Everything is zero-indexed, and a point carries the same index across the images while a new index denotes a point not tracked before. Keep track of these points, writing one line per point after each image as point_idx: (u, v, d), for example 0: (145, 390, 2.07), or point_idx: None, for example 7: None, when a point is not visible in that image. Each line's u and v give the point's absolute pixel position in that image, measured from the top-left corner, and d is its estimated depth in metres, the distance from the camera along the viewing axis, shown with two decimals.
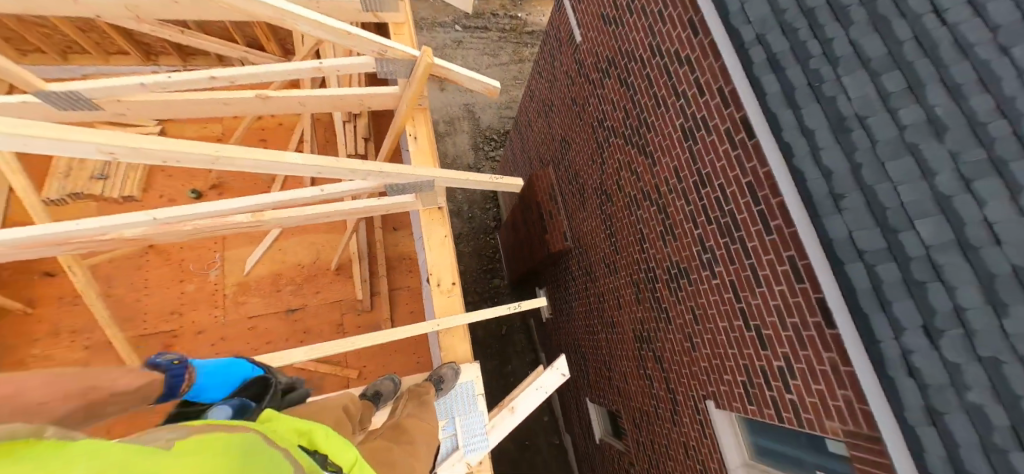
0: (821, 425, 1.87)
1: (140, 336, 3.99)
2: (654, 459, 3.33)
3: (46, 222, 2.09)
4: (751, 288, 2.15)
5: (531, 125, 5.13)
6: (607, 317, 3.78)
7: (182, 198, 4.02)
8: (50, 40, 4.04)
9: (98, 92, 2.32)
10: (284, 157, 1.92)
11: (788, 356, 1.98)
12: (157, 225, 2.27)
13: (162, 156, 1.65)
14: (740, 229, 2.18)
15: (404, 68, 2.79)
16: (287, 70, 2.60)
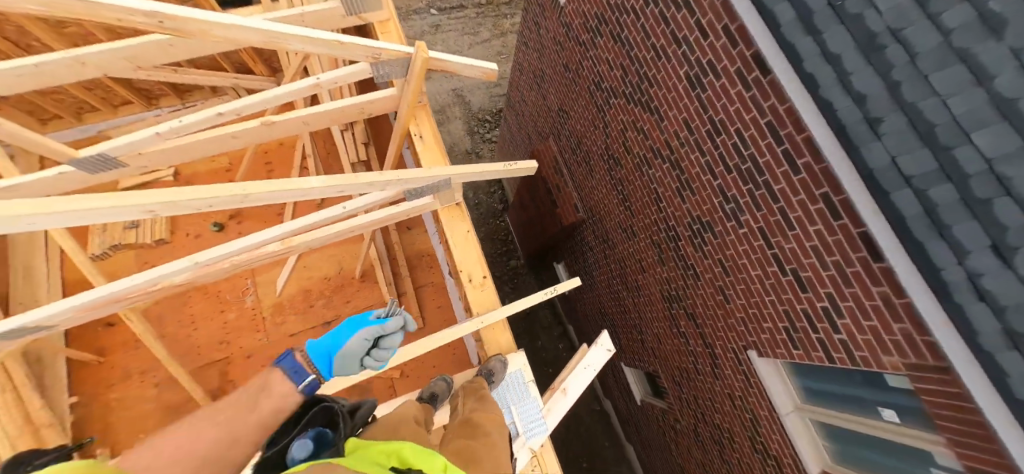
0: (878, 361, 1.83)
1: (199, 368, 4.31)
2: (701, 414, 3.40)
3: (110, 281, 2.32)
4: (783, 232, 2.11)
5: (524, 99, 5.01)
6: (632, 281, 3.80)
7: (207, 233, 4.61)
8: (63, 104, 4.18)
9: (120, 149, 2.40)
10: (305, 184, 1.96)
11: (832, 296, 1.94)
12: (199, 268, 2.39)
13: (195, 204, 1.70)
14: (764, 173, 2.14)
15: (400, 68, 2.62)
16: (285, 93, 2.58)
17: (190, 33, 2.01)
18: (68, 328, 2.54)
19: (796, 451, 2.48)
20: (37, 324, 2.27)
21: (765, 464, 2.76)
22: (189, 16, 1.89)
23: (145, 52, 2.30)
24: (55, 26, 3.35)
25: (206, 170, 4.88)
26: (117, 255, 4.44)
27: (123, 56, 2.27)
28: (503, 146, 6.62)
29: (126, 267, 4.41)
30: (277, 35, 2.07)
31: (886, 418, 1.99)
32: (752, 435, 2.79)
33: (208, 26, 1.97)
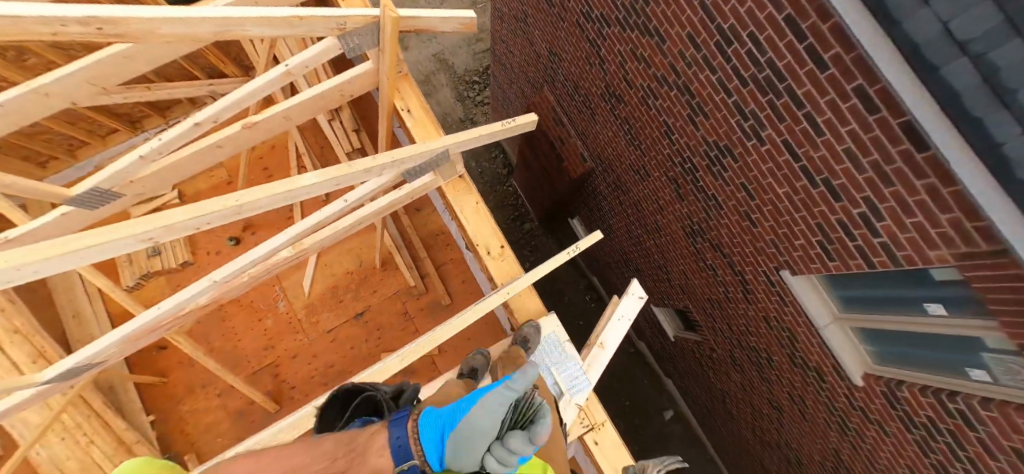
0: (923, 257, 1.79)
1: (251, 374, 4.50)
2: (736, 341, 3.44)
3: (142, 313, 2.37)
4: (811, 141, 2.02)
5: (510, 51, 4.85)
6: (651, 221, 3.77)
7: (226, 248, 4.73)
8: (53, 144, 4.15)
9: (111, 180, 2.44)
10: (298, 182, 1.96)
11: (872, 200, 1.89)
12: (220, 284, 2.43)
13: (191, 224, 1.70)
14: (786, 78, 2.00)
15: (370, 36, 2.53)
16: (260, 87, 2.51)
17: (135, 36, 1.79)
18: (124, 356, 2.69)
19: (838, 359, 2.51)
20: (92, 359, 2.41)
21: (806, 377, 2.81)
22: (135, 17, 1.70)
23: (105, 69, 2.19)
24: (15, 60, 3.32)
25: (207, 186, 4.95)
26: (149, 283, 4.60)
27: (85, 76, 2.19)
28: (496, 106, 6.48)
29: (159, 291, 4.59)
30: (234, 21, 1.92)
31: (934, 312, 1.95)
32: (791, 352, 2.82)
33: (154, 24, 1.79)
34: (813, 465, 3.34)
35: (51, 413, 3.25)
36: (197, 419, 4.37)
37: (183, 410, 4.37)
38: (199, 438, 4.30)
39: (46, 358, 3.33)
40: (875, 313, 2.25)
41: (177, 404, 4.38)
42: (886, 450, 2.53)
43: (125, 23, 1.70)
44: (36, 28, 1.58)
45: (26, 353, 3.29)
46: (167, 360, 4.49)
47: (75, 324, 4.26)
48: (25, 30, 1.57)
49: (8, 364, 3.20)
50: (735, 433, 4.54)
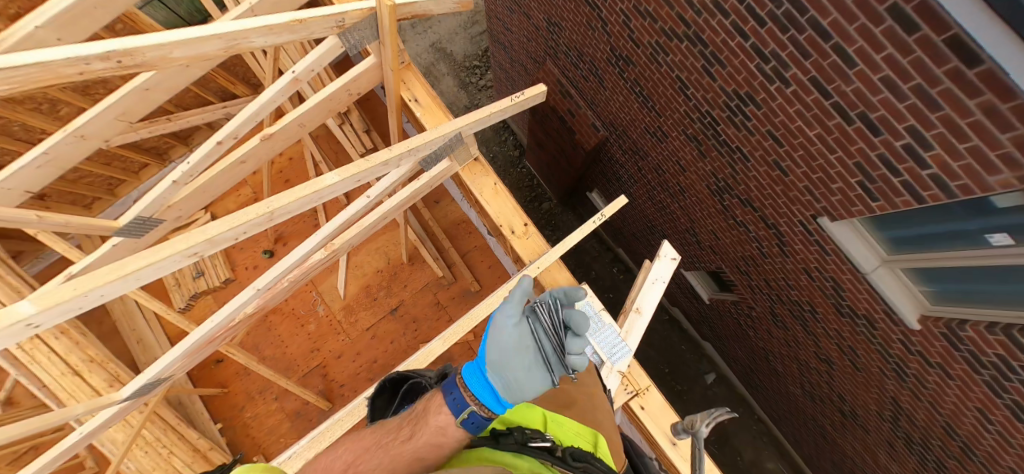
0: (982, 184, 1.66)
1: (302, 377, 4.63)
2: (776, 296, 3.33)
3: (192, 332, 2.42)
4: (841, 74, 1.90)
5: (508, 29, 4.72)
6: (673, 184, 3.65)
7: (261, 261, 4.86)
8: (93, 185, 4.35)
9: (151, 207, 2.50)
10: (323, 182, 1.91)
11: (916, 129, 1.76)
12: (263, 292, 2.46)
13: (231, 235, 1.66)
14: (809, 9, 1.88)
15: (370, 29, 2.47)
16: (269, 96, 2.48)
17: (154, 64, 1.77)
18: (189, 368, 2.80)
19: (889, 304, 2.38)
20: (159, 376, 2.51)
21: (856, 326, 2.70)
22: (148, 46, 1.66)
23: (130, 104, 2.24)
24: (50, 112, 3.42)
25: (236, 205, 5.07)
26: (198, 303, 4.79)
27: (114, 113, 2.23)
28: (500, 88, 6.38)
29: (209, 310, 4.78)
30: (238, 35, 1.87)
31: (998, 243, 1.83)
32: (836, 301, 2.71)
33: (170, 49, 1.75)
34: (869, 414, 3.23)
35: (131, 430, 3.42)
36: (260, 423, 4.53)
37: (246, 416, 4.55)
38: (264, 440, 4.47)
39: (122, 381, 3.45)
40: (926, 252, 2.12)
41: (240, 411, 4.56)
42: (951, 394, 2.41)
43: (140, 53, 1.68)
44: (62, 70, 1.57)
45: (104, 378, 3.40)
46: (226, 372, 4.68)
47: (140, 349, 4.49)
48: (55, 74, 1.58)
49: (88, 389, 3.33)
50: (782, 389, 4.45)
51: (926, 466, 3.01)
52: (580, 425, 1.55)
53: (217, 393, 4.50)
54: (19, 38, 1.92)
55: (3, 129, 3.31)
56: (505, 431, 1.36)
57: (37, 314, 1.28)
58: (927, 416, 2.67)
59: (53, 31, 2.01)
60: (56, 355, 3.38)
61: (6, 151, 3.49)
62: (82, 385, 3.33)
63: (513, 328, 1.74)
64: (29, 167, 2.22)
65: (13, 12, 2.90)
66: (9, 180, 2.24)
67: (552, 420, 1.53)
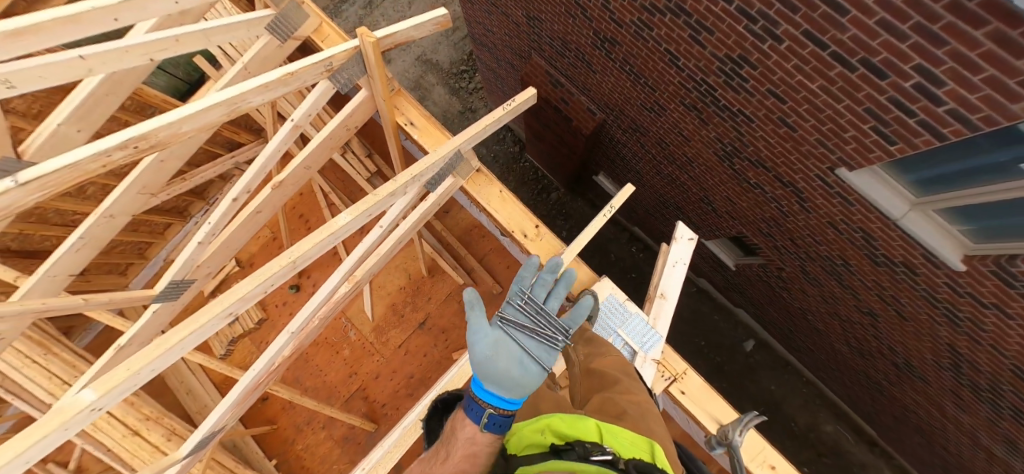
0: (1005, 114, 1.58)
1: (346, 401, 4.69)
2: (805, 255, 3.24)
3: (246, 373, 2.49)
4: (835, 24, 1.84)
5: (489, 29, 4.66)
6: (680, 155, 3.57)
7: (289, 297, 4.93)
8: (125, 252, 4.46)
9: (183, 269, 2.51)
10: (336, 224, 1.89)
11: (924, 67, 1.68)
12: (298, 334, 2.46)
13: (259, 289, 1.65)
14: None
15: (358, 65, 2.47)
16: (274, 148, 2.49)
17: (167, 143, 1.77)
18: (241, 414, 2.83)
19: (928, 248, 2.28)
20: (214, 428, 2.53)
21: (894, 274, 2.61)
22: (160, 126, 1.66)
23: (150, 176, 2.30)
24: (78, 193, 3.47)
25: (258, 247, 5.16)
26: (238, 348, 4.88)
27: (137, 188, 2.28)
28: (491, 89, 6.34)
29: (249, 353, 4.88)
30: (237, 98, 1.87)
31: None
32: (870, 251, 2.63)
33: (178, 126, 1.74)
34: (922, 360, 3.11)
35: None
36: (312, 453, 4.60)
37: (298, 448, 4.62)
38: (319, 468, 4.54)
39: (179, 434, 3.54)
40: (958, 189, 2.02)
41: (291, 443, 4.64)
42: (1012, 334, 2.29)
43: (154, 135, 1.68)
44: (88, 167, 1.56)
45: (162, 434, 3.48)
46: (272, 408, 4.76)
47: (191, 400, 4.60)
48: (82, 172, 1.56)
49: (149, 445, 3.40)
50: (826, 346, 4.33)
51: (1001, 412, 2.86)
52: (632, 434, 1.35)
53: (267, 430, 4.58)
54: (46, 136, 2.10)
55: (38, 217, 3.40)
56: (564, 445, 1.20)
57: (100, 399, 1.30)
58: (988, 359, 2.55)
59: (73, 124, 2.14)
60: (115, 420, 3.43)
61: (44, 237, 3.59)
62: (143, 443, 3.38)
63: (486, 339, 1.85)
64: (68, 253, 2.26)
65: (35, 112, 2.89)
66: (53, 268, 2.25)
67: (607, 430, 1.31)
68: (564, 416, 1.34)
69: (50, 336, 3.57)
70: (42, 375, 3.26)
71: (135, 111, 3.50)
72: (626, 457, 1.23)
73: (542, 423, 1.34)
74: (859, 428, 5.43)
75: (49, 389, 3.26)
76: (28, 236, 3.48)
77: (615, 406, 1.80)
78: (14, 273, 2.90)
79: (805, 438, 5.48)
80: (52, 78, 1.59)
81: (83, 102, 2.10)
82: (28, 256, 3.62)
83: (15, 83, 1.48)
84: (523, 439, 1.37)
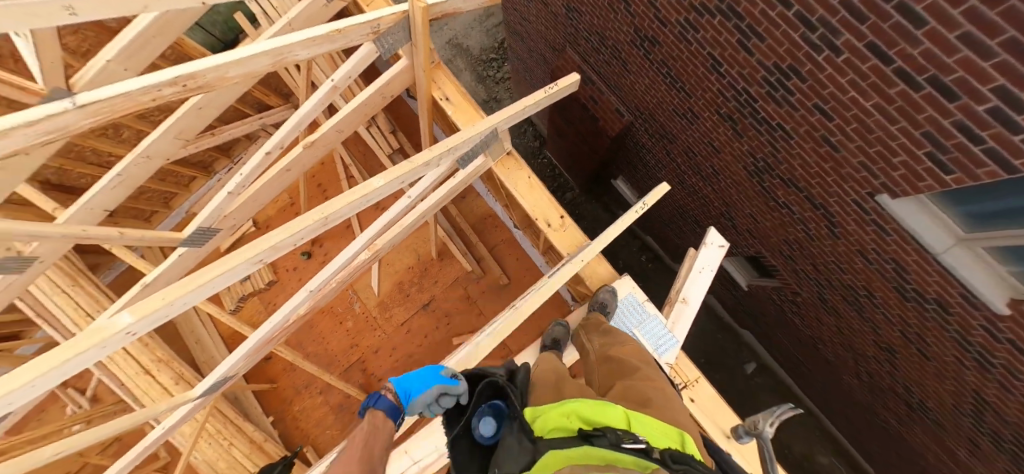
0: None
1: (344, 371, 4.72)
2: (824, 281, 3.14)
3: (255, 331, 2.50)
4: (908, 37, 1.74)
5: (526, 18, 4.59)
6: (706, 167, 3.48)
7: (300, 262, 4.97)
8: (151, 200, 4.54)
9: (209, 218, 2.51)
10: (370, 186, 1.85)
11: (1005, 89, 1.57)
12: (314, 294, 2.46)
13: (291, 241, 1.60)
14: None
15: (402, 32, 2.44)
16: (310, 108, 2.47)
17: (214, 86, 1.75)
18: (251, 366, 2.83)
19: (969, 287, 2.19)
20: (228, 374, 2.56)
21: (923, 310, 2.52)
22: (208, 68, 1.64)
23: (188, 121, 2.27)
24: (114, 136, 3.51)
25: (274, 210, 5.20)
26: (247, 304, 4.95)
27: (173, 132, 2.26)
28: (518, 80, 6.27)
29: (257, 310, 4.93)
30: (283, 50, 1.83)
31: None
32: (900, 284, 2.53)
33: (225, 70, 1.71)
34: (940, 402, 3.00)
35: (195, 423, 3.56)
36: (307, 415, 4.65)
37: (294, 409, 4.67)
38: (313, 430, 4.59)
39: (186, 379, 3.57)
40: (1011, 229, 1.93)
41: (288, 404, 4.69)
42: None
43: (202, 76, 1.65)
44: (139, 99, 1.55)
45: (171, 376, 3.53)
46: (275, 367, 4.80)
47: (199, 349, 4.65)
48: (133, 103, 1.55)
49: (159, 386, 3.48)
50: (833, 376, 4.23)
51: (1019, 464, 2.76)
52: (662, 422, 1.31)
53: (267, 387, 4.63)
54: (96, 71, 2.07)
55: (76, 154, 3.44)
56: (593, 432, 1.17)
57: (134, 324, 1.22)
58: (1016, 408, 2.45)
59: (121, 62, 2.13)
60: (131, 357, 3.53)
61: (79, 174, 3.64)
62: (153, 383, 3.48)
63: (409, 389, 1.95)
64: (105, 188, 2.28)
65: (83, 50, 2.94)
66: (93, 199, 2.27)
67: (636, 418, 1.26)
68: (591, 403, 1.28)
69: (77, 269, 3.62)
70: (68, 304, 3.36)
71: (176, 62, 3.53)
72: (659, 445, 1.20)
73: (569, 409, 1.27)
74: (855, 463, 5.31)
75: (73, 318, 3.36)
76: (67, 171, 3.54)
77: (637, 392, 1.66)
78: (52, 205, 2.99)
79: (799, 467, 5.39)
80: (113, 9, 1.55)
81: (134, 38, 2.07)
82: (67, 191, 3.71)
83: (78, 9, 1.42)
84: (549, 421, 1.29)
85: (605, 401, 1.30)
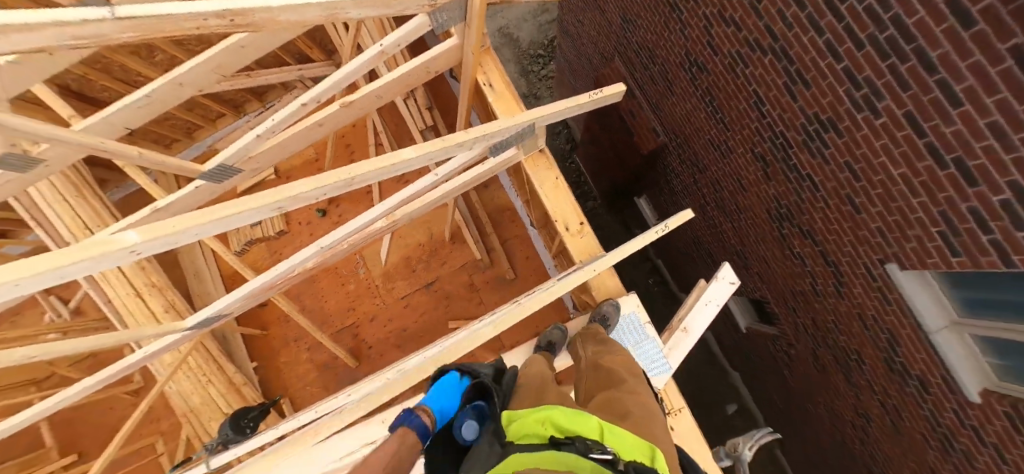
0: None
1: (336, 331, 4.86)
2: (821, 338, 3.14)
3: (253, 278, 2.59)
4: (943, 113, 1.75)
5: (580, 23, 4.63)
6: (729, 203, 3.50)
7: (314, 218, 5.11)
8: (176, 128, 4.73)
9: (235, 156, 2.56)
10: (400, 156, 1.82)
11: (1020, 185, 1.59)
12: (323, 252, 2.59)
13: (311, 196, 1.55)
14: (914, 39, 1.75)
15: (459, 11, 2.50)
16: (356, 67, 2.53)
17: (261, 26, 1.71)
18: (246, 309, 2.95)
19: (951, 370, 2.20)
20: (221, 312, 2.68)
21: (905, 387, 2.52)
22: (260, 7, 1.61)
23: (226, 59, 2.22)
24: (147, 57, 3.68)
25: (299, 163, 5.35)
26: (254, 248, 5.12)
27: (210, 66, 2.21)
28: (562, 81, 6.31)
29: (262, 257, 5.09)
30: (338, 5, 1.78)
31: None
32: (888, 356, 2.54)
33: (274, 12, 1.67)
34: None
35: (177, 356, 3.75)
36: (290, 370, 4.79)
37: (279, 360, 4.82)
38: (291, 385, 4.74)
39: (176, 309, 3.78)
40: (1000, 320, 1.93)
41: (273, 354, 4.84)
42: None
43: (250, 15, 1.62)
44: (182, 25, 1.50)
45: (161, 304, 3.73)
46: (269, 315, 4.97)
47: (195, 282, 4.83)
48: (175, 27, 1.50)
49: (148, 312, 3.69)
50: (809, 434, 4.22)
51: None
52: (633, 436, 1.34)
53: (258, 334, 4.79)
54: None
55: (104, 66, 3.61)
56: (563, 441, 1.18)
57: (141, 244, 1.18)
58: None
59: None
60: (123, 277, 3.74)
61: (102, 86, 3.84)
62: (143, 307, 3.69)
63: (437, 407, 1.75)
64: (132, 106, 2.26)
65: None
66: (115, 113, 2.25)
67: (608, 430, 1.29)
68: (567, 410, 1.28)
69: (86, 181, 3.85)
70: (67, 214, 3.61)
71: None
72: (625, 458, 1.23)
73: (545, 415, 1.27)
74: None
75: (71, 227, 3.60)
76: (90, 81, 3.72)
77: (609, 405, 1.73)
78: (69, 112, 3.11)
79: None
80: None
81: None
82: (86, 101, 3.92)
83: None
84: (522, 426, 1.31)
85: (580, 410, 1.31)
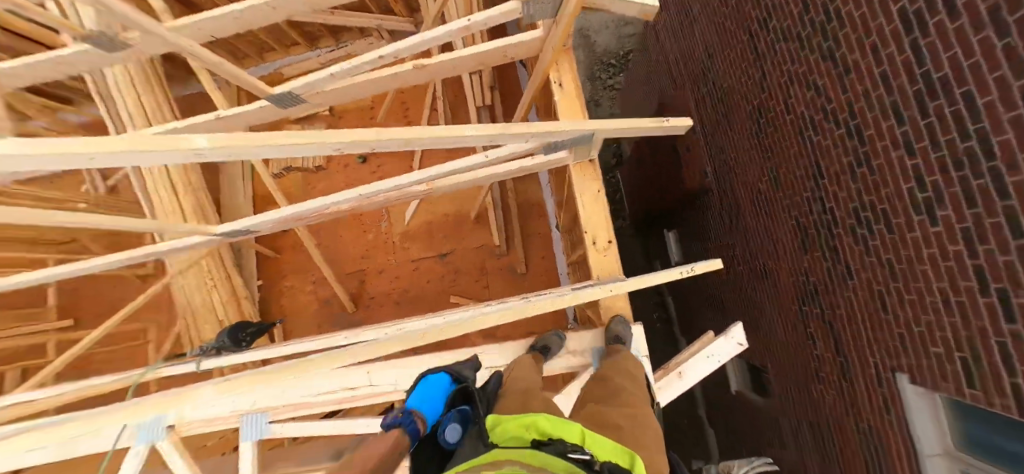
0: None
1: (344, 274, 4.99)
2: (809, 423, 3.08)
3: (282, 207, 2.71)
4: (1002, 241, 1.68)
5: (662, 45, 4.59)
6: (758, 262, 3.44)
7: (353, 163, 5.23)
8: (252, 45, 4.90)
9: (304, 88, 2.56)
10: (461, 131, 1.68)
11: None
12: (360, 198, 2.68)
13: (372, 144, 1.45)
14: (994, 159, 1.68)
15: (552, 7, 2.48)
16: (438, 34, 2.54)
17: None
18: (273, 231, 3.07)
19: None
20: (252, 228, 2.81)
21: None
22: None
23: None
24: None
25: (355, 107, 5.48)
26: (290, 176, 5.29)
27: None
28: (627, 95, 6.25)
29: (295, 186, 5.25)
30: None
31: None
32: (871, 464, 2.48)
33: None
34: None
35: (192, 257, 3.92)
36: (292, 296, 4.98)
37: (283, 285, 5.00)
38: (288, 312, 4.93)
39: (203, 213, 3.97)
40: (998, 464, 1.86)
41: (280, 279, 5.01)
42: None
43: None
44: None
45: (191, 206, 3.94)
46: (285, 241, 5.13)
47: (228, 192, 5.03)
48: None
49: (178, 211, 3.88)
50: None
51: None
52: (615, 440, 1.30)
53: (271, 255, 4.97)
54: None
55: None
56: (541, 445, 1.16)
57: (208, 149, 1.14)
58: None
59: None
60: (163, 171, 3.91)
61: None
62: (174, 205, 3.88)
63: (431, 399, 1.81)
64: (219, 17, 2.22)
65: None
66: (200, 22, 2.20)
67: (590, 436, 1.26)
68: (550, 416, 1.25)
69: (158, 76, 4.10)
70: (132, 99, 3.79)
71: None
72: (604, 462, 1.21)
73: (528, 420, 1.24)
74: None
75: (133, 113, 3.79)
76: None
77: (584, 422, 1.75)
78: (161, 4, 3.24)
79: None
80: None
81: None
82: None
83: None
84: (502, 431, 1.28)
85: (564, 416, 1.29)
